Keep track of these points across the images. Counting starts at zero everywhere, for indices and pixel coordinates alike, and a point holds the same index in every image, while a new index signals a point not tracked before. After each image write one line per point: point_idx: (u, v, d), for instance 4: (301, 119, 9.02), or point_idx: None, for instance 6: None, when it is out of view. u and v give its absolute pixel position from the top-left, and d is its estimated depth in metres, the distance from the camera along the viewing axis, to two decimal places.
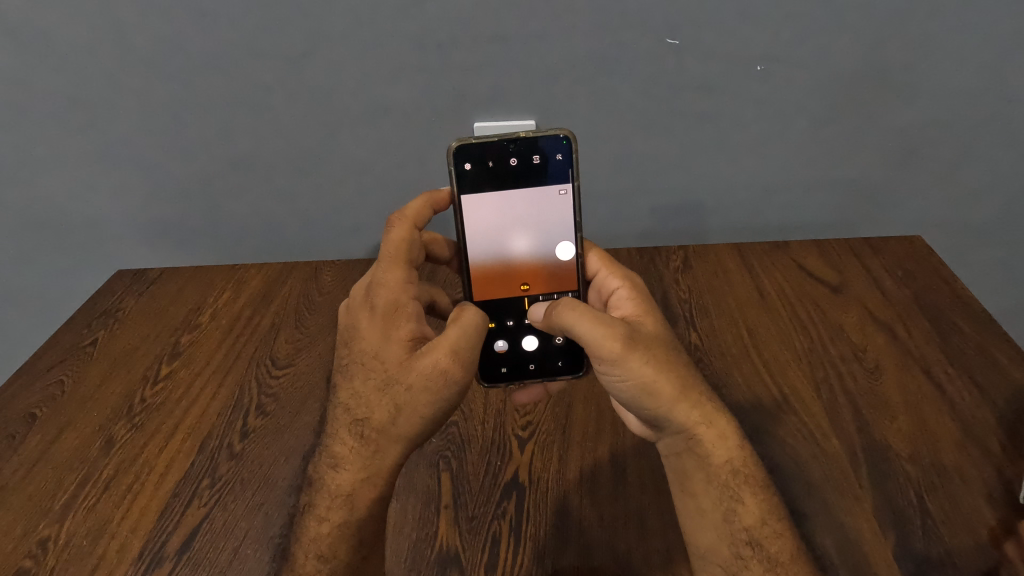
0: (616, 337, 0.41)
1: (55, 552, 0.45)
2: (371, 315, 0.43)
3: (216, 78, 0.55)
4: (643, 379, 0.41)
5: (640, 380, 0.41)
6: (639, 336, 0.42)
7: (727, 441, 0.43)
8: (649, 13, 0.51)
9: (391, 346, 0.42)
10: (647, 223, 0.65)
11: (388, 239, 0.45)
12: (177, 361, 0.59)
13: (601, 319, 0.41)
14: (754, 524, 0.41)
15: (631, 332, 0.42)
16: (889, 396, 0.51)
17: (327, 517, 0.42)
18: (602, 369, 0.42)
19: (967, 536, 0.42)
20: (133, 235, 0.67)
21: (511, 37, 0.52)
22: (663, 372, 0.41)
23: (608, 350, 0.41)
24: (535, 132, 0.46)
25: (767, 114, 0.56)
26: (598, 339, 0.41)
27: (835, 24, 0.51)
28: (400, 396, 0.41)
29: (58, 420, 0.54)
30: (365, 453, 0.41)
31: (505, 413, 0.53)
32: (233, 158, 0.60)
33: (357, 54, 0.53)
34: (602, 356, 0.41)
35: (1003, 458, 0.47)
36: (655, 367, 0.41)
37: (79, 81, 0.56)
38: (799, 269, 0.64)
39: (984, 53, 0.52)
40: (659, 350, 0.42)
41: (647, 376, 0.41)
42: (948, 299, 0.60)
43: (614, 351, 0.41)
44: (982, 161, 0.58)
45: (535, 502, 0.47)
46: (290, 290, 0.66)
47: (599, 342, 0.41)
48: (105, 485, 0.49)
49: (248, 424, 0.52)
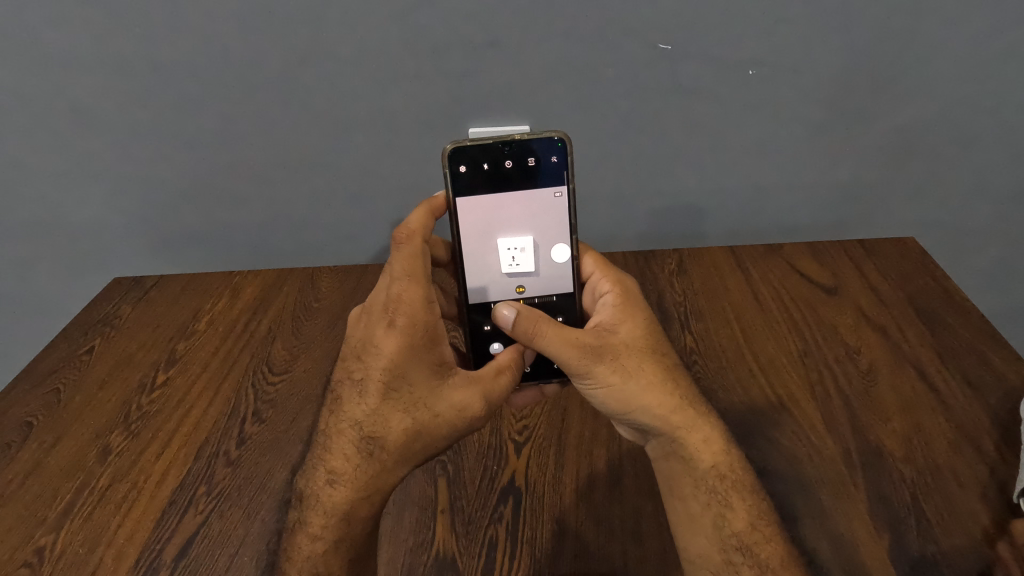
0: (579, 352, 0.42)
1: (51, 560, 0.45)
2: (393, 331, 0.42)
3: (211, 85, 0.55)
4: (613, 388, 0.43)
5: (610, 388, 0.43)
6: (606, 346, 0.43)
7: (711, 446, 0.44)
8: (639, 19, 0.51)
9: (420, 368, 0.43)
10: (643, 228, 0.66)
11: (410, 253, 0.44)
12: (173, 369, 0.59)
13: (566, 336, 0.43)
14: (743, 529, 0.41)
15: (596, 343, 0.43)
16: (882, 397, 0.52)
17: (320, 535, 0.42)
18: (577, 380, 0.44)
19: (960, 536, 0.42)
20: (128, 244, 0.67)
21: (504, 43, 0.52)
22: (633, 380, 0.43)
23: (574, 364, 0.43)
24: (527, 134, 0.46)
25: (760, 119, 0.57)
26: (563, 355, 0.43)
27: (827, 27, 0.51)
28: (424, 423, 0.42)
29: (55, 429, 0.54)
30: (369, 471, 0.43)
31: (501, 418, 0.54)
32: (229, 167, 0.61)
33: (350, 61, 0.53)
34: (569, 369, 0.43)
35: (996, 458, 0.47)
36: (623, 375, 0.43)
37: (72, 92, 0.56)
38: (793, 271, 0.64)
39: (977, 55, 0.52)
40: (630, 358, 0.44)
41: (617, 384, 0.43)
42: (940, 300, 0.60)
43: (578, 366, 0.42)
44: (977, 162, 0.58)
45: (532, 506, 0.47)
46: (288, 297, 0.66)
47: (564, 358, 0.43)
48: (102, 494, 0.49)
49: (245, 431, 0.53)
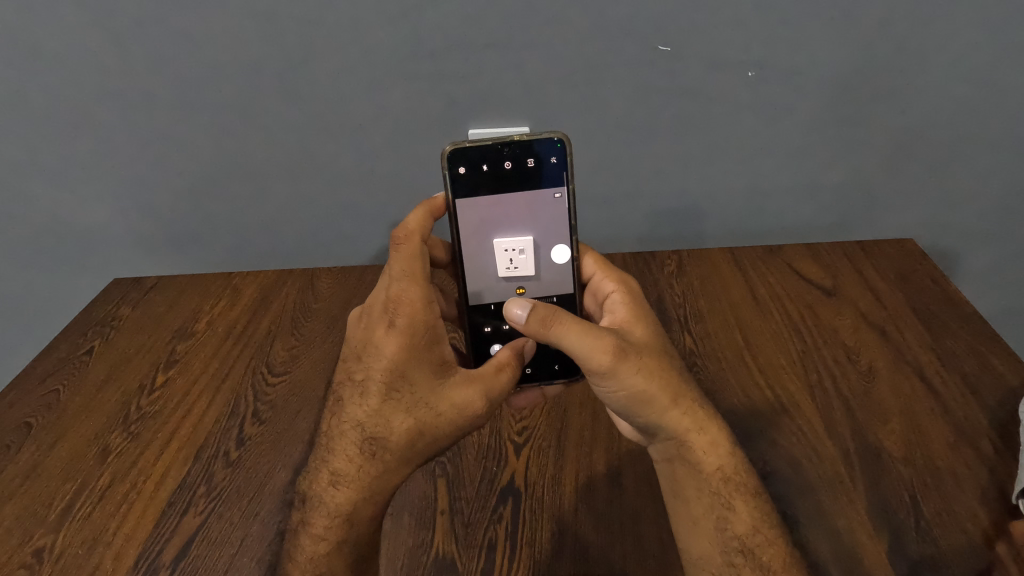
0: (606, 348, 0.41)
1: (50, 561, 0.45)
2: (393, 331, 0.42)
3: (211, 87, 0.55)
4: (635, 387, 0.42)
5: (632, 388, 0.42)
6: (629, 344, 0.43)
7: (718, 449, 0.43)
8: (638, 22, 0.51)
9: (420, 369, 0.43)
10: (643, 229, 0.66)
11: (409, 253, 0.44)
12: (173, 369, 0.59)
13: (593, 332, 0.42)
14: (746, 532, 0.41)
15: (620, 341, 0.42)
16: (882, 398, 0.52)
17: (322, 536, 0.42)
18: (596, 380, 0.43)
19: (960, 537, 0.42)
20: (129, 245, 0.67)
21: (505, 45, 0.52)
22: (655, 380, 0.43)
23: (599, 362, 0.41)
24: (526, 136, 0.46)
25: (759, 121, 0.57)
26: (589, 351, 0.42)
27: (826, 30, 0.51)
28: (425, 422, 0.42)
29: (54, 430, 0.54)
30: (370, 472, 0.43)
31: (501, 419, 0.54)
32: (229, 168, 0.61)
33: (350, 63, 0.54)
34: (592, 367, 0.42)
35: (995, 459, 0.47)
36: (646, 375, 0.42)
37: (73, 93, 0.56)
38: (792, 272, 0.64)
39: (973, 58, 0.52)
40: (652, 358, 0.43)
41: (640, 384, 0.42)
42: (939, 301, 0.60)
43: (605, 363, 0.41)
44: (976, 164, 0.58)
45: (531, 507, 0.47)
46: (288, 297, 0.66)
47: (589, 354, 0.42)
48: (101, 494, 0.49)
49: (244, 432, 0.53)
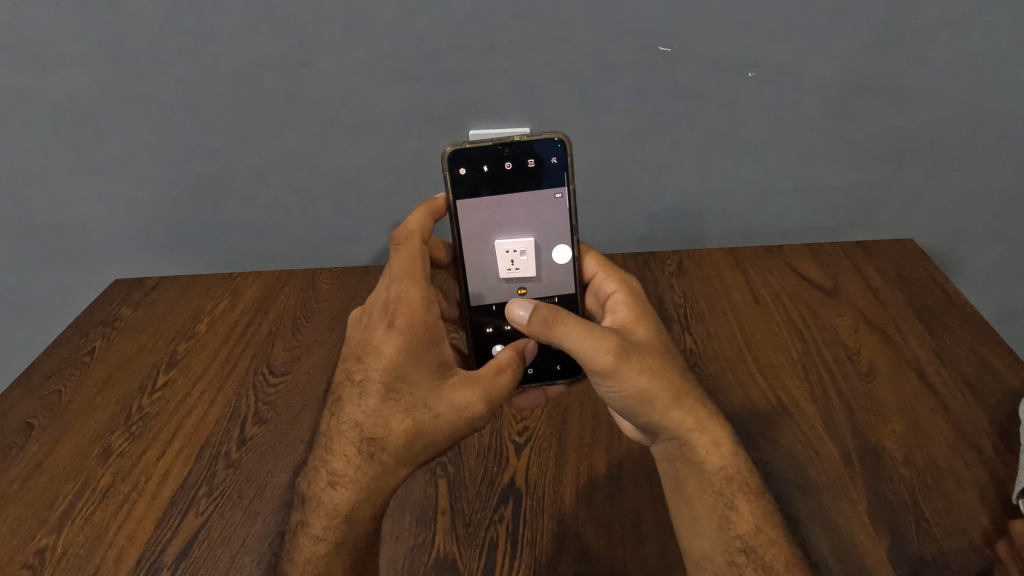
0: (607, 348, 0.41)
1: (52, 562, 0.45)
2: (393, 332, 0.43)
3: (211, 87, 0.55)
4: (638, 387, 0.42)
5: (634, 388, 0.42)
6: (631, 344, 0.43)
7: (720, 449, 0.43)
8: (638, 22, 0.51)
9: (420, 369, 0.43)
10: (643, 229, 0.66)
11: (409, 254, 0.45)
12: (174, 370, 0.59)
13: (594, 332, 0.42)
14: (748, 532, 0.41)
15: (622, 341, 0.42)
16: (882, 398, 0.52)
17: (322, 537, 0.42)
18: (598, 380, 0.43)
19: (960, 536, 0.43)
20: (130, 245, 0.67)
21: (505, 46, 0.53)
22: (657, 379, 0.43)
23: (601, 362, 0.42)
24: (527, 136, 0.46)
25: (759, 122, 0.57)
26: (590, 351, 0.42)
27: (825, 31, 0.52)
28: (424, 423, 0.42)
29: (56, 430, 0.54)
30: (369, 472, 0.43)
31: (502, 420, 0.54)
32: (230, 168, 0.61)
33: (351, 63, 0.54)
34: (594, 367, 0.42)
35: (995, 459, 0.47)
36: (649, 374, 0.42)
37: (74, 94, 0.56)
38: (792, 272, 0.64)
39: (972, 58, 0.52)
40: (653, 357, 0.43)
41: (642, 384, 0.42)
42: (938, 302, 0.60)
43: (607, 363, 0.41)
44: (975, 164, 0.59)
45: (531, 507, 0.47)
46: (288, 299, 0.66)
47: (590, 353, 0.42)
48: (103, 494, 0.49)
49: (245, 432, 0.53)
